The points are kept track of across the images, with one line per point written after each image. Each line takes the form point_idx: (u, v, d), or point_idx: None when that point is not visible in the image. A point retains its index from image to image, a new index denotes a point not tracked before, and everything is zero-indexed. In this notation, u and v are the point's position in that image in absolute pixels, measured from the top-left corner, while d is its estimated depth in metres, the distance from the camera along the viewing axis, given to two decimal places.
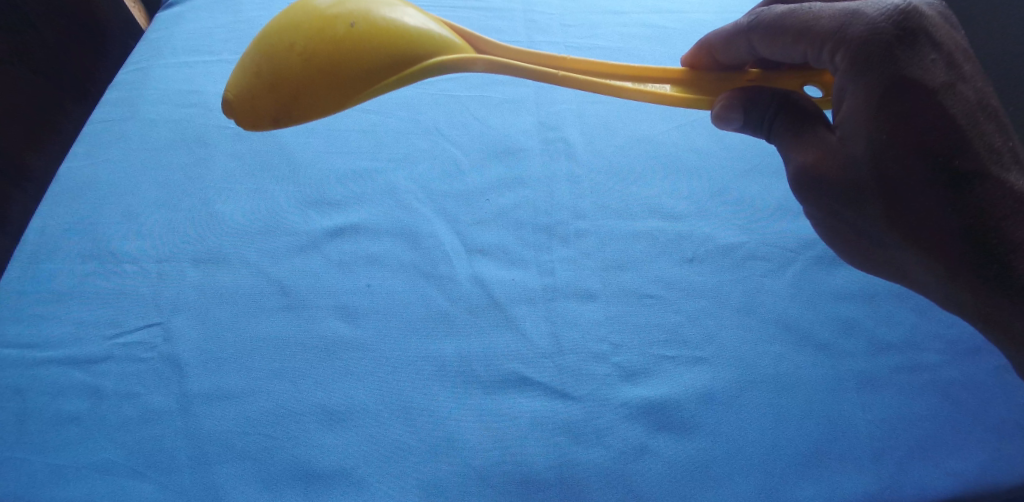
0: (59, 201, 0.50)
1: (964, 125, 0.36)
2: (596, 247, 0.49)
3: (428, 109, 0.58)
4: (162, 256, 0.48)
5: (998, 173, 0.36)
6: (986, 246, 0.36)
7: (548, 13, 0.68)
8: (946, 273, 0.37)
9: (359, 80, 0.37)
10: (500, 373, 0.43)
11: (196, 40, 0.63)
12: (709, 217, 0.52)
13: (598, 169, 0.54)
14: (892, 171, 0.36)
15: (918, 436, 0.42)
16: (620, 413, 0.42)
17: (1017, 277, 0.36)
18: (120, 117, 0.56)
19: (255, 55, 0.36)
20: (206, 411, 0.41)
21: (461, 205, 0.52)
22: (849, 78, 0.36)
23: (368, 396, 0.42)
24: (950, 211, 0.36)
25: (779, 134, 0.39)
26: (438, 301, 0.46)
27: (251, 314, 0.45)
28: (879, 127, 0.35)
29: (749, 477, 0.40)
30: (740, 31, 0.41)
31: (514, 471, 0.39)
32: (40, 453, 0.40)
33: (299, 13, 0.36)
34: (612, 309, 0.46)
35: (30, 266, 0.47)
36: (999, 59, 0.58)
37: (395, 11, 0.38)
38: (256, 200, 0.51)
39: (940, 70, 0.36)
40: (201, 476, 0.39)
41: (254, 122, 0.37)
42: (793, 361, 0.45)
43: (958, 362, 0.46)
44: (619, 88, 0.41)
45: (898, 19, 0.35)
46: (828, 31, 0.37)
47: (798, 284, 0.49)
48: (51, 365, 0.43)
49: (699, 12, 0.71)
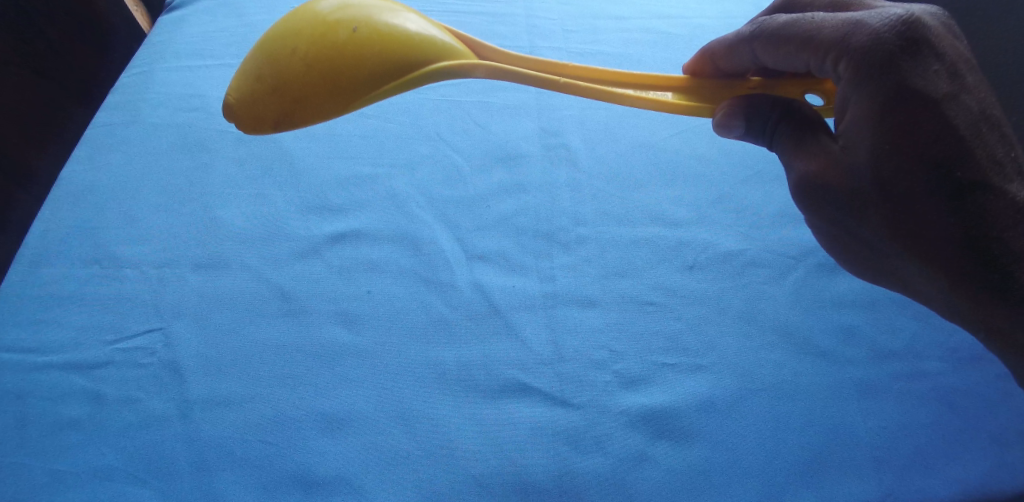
0: (62, 205, 0.50)
1: (967, 135, 0.36)
2: (596, 254, 0.49)
3: (429, 114, 0.58)
4: (163, 260, 0.48)
5: (1002, 184, 0.36)
6: (988, 257, 0.36)
7: (551, 18, 0.68)
8: (947, 284, 0.37)
9: (360, 86, 0.37)
10: (500, 380, 0.43)
11: (199, 44, 0.63)
12: (710, 224, 0.52)
13: (599, 175, 0.54)
14: (895, 180, 0.35)
15: (919, 445, 0.42)
16: (620, 421, 0.42)
17: (1016, 287, 0.36)
18: (122, 121, 0.56)
19: (258, 60, 0.36)
20: (206, 417, 0.41)
21: (462, 211, 0.52)
22: (852, 86, 0.36)
23: (367, 402, 0.42)
24: (953, 222, 0.36)
25: (782, 141, 0.39)
26: (438, 308, 0.46)
27: (251, 319, 0.45)
28: (882, 136, 0.35)
29: (750, 485, 0.40)
30: (743, 39, 0.41)
31: (513, 478, 0.39)
32: (40, 457, 0.40)
33: (301, 18, 0.36)
34: (612, 316, 0.46)
35: (31, 270, 0.47)
36: (1003, 62, 0.57)
37: (398, 17, 0.38)
38: (256, 205, 0.51)
39: (943, 80, 0.35)
40: (201, 481, 0.39)
41: (254, 126, 0.37)
42: (793, 369, 0.45)
43: (959, 370, 0.45)
44: (619, 95, 0.41)
45: (902, 29, 0.35)
46: (832, 40, 0.36)
47: (798, 292, 0.48)
48: (51, 370, 0.43)
49: (701, 17, 0.71)
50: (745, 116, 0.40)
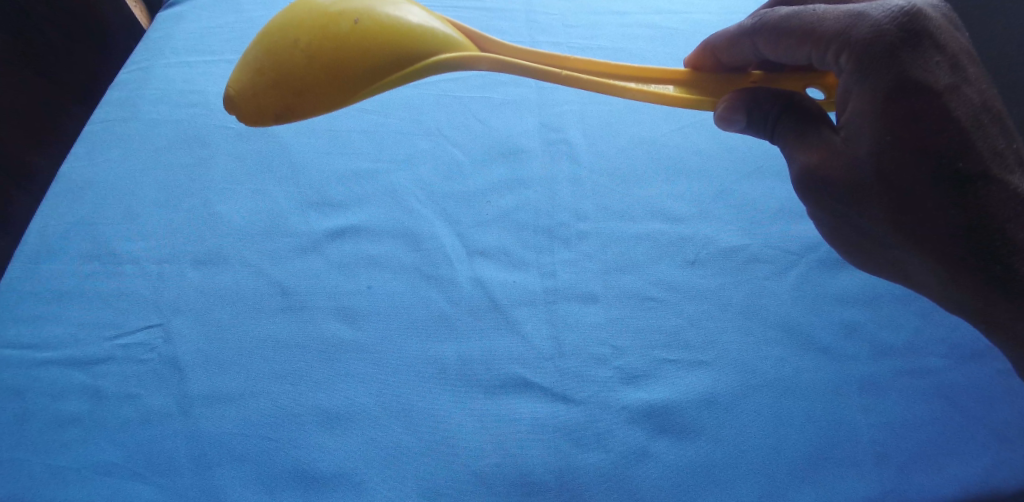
0: (61, 201, 0.50)
1: (968, 127, 0.35)
2: (597, 249, 0.49)
3: (429, 109, 0.58)
4: (162, 256, 0.48)
5: (1002, 175, 0.36)
6: (988, 248, 0.36)
7: (551, 13, 0.68)
8: (948, 273, 0.37)
9: (362, 78, 0.37)
10: (501, 376, 0.43)
11: (199, 40, 0.63)
12: (711, 219, 0.52)
13: (599, 170, 0.54)
14: (895, 172, 0.35)
15: (920, 441, 0.42)
16: (621, 417, 0.42)
17: (1018, 279, 0.36)
18: (121, 117, 0.56)
19: (257, 51, 0.36)
20: (205, 413, 0.41)
21: (462, 206, 0.51)
22: (854, 79, 0.36)
23: (368, 398, 0.42)
24: (952, 211, 0.35)
25: (784, 135, 0.39)
26: (439, 303, 0.46)
27: (250, 315, 0.45)
28: (883, 128, 0.35)
29: (751, 480, 0.40)
30: (745, 32, 0.41)
31: (514, 474, 0.39)
32: (41, 453, 0.39)
33: (303, 10, 0.36)
34: (614, 311, 0.46)
35: (31, 266, 0.47)
36: (1010, 52, 0.57)
37: (399, 10, 0.38)
38: (256, 201, 0.51)
39: (944, 71, 0.35)
40: (200, 478, 0.39)
41: (255, 117, 0.36)
42: (795, 364, 0.44)
43: (961, 365, 0.45)
44: (621, 88, 0.40)
45: (903, 21, 0.35)
46: (833, 33, 0.36)
47: (800, 287, 0.48)
48: (51, 366, 0.43)
49: (702, 13, 0.71)
50: (746, 108, 0.39)
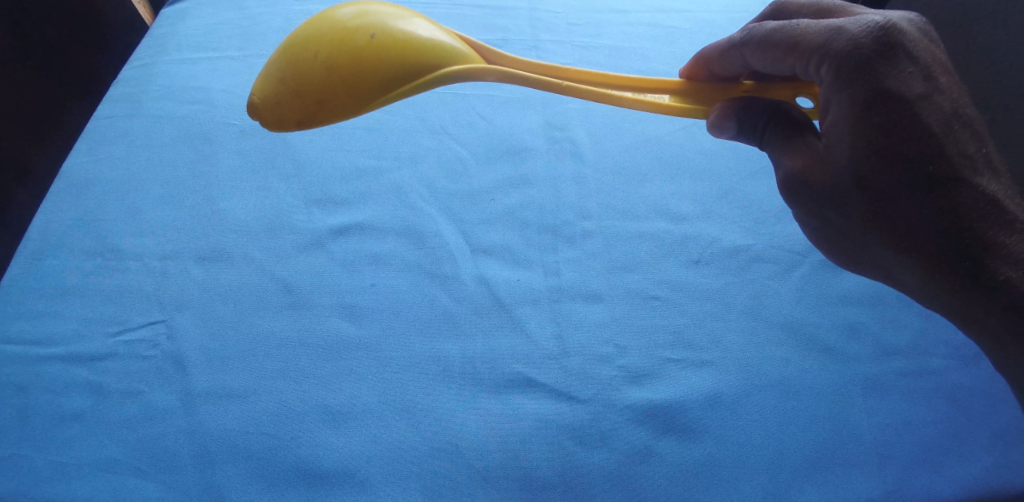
0: (64, 197, 0.50)
1: (939, 134, 0.35)
2: (602, 248, 0.49)
3: (434, 107, 0.58)
4: (165, 253, 0.47)
5: (972, 178, 0.36)
6: (961, 247, 0.35)
7: (554, 12, 0.68)
8: (924, 274, 0.36)
9: (379, 90, 0.37)
10: (505, 374, 0.43)
11: (202, 36, 0.63)
12: (715, 219, 0.52)
13: (603, 169, 0.54)
14: (873, 178, 0.35)
15: (922, 441, 0.42)
16: (625, 416, 0.42)
17: (992, 278, 0.36)
18: (123, 113, 0.56)
19: (279, 62, 0.36)
20: (208, 410, 0.41)
21: (467, 205, 0.51)
22: (834, 89, 0.36)
23: (371, 395, 0.42)
24: (927, 213, 0.35)
25: (770, 143, 0.39)
26: (444, 301, 0.46)
27: (254, 312, 0.45)
28: (862, 136, 0.35)
29: (754, 480, 0.40)
30: (734, 44, 0.41)
31: (518, 473, 0.39)
32: (43, 450, 0.39)
33: (320, 24, 0.36)
34: (619, 310, 0.46)
35: (33, 262, 0.46)
36: None
37: (412, 24, 0.38)
38: (260, 198, 0.51)
39: (917, 81, 0.35)
40: (204, 475, 0.39)
41: (278, 125, 0.36)
42: (799, 365, 0.44)
43: (964, 366, 0.45)
44: (615, 97, 0.40)
45: (878, 35, 0.35)
46: (815, 45, 0.36)
47: (804, 287, 0.48)
48: (52, 361, 0.42)
49: (705, 12, 0.71)
50: (737, 117, 0.40)
